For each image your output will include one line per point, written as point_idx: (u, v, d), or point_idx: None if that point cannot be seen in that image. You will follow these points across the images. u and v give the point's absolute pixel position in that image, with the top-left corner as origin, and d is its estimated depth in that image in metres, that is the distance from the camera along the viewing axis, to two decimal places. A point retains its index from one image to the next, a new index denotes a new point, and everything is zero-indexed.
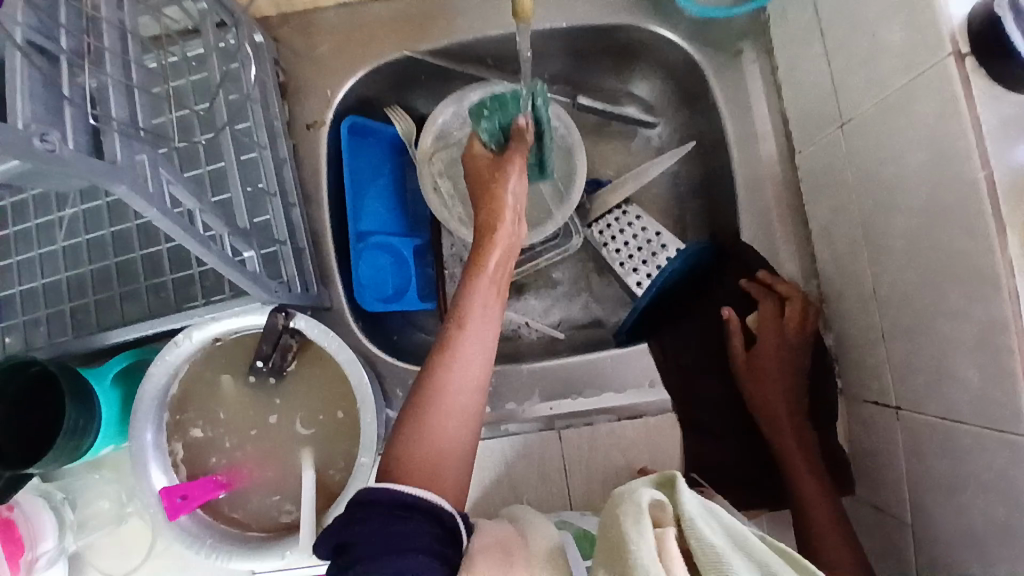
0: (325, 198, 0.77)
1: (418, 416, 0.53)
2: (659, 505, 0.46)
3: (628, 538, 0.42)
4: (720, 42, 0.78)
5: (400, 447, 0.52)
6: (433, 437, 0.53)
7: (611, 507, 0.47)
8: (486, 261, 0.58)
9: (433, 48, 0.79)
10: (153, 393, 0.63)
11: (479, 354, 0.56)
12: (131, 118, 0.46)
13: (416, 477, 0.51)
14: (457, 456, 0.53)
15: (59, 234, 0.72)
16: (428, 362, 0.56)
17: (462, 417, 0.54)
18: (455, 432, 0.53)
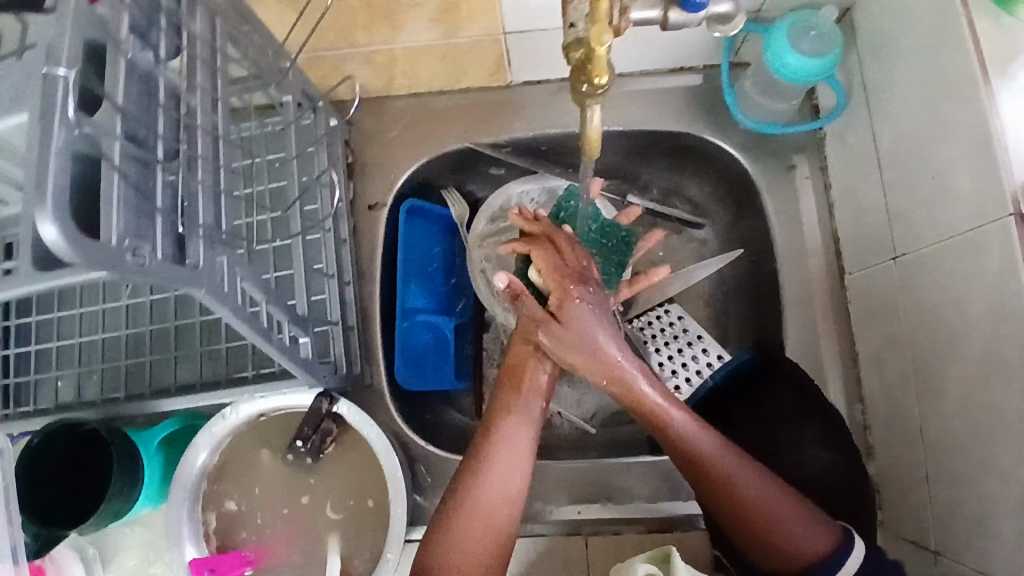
0: (377, 277, 0.80)
1: (456, 519, 0.59)
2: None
3: None
4: (777, 154, 0.79)
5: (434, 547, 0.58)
6: (477, 539, 0.59)
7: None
8: (525, 377, 0.66)
9: (493, 142, 0.83)
10: (193, 464, 0.64)
11: (516, 457, 0.62)
12: (214, 221, 0.49)
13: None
14: (501, 545, 0.60)
15: (124, 293, 0.75)
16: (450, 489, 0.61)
17: (503, 512, 0.60)
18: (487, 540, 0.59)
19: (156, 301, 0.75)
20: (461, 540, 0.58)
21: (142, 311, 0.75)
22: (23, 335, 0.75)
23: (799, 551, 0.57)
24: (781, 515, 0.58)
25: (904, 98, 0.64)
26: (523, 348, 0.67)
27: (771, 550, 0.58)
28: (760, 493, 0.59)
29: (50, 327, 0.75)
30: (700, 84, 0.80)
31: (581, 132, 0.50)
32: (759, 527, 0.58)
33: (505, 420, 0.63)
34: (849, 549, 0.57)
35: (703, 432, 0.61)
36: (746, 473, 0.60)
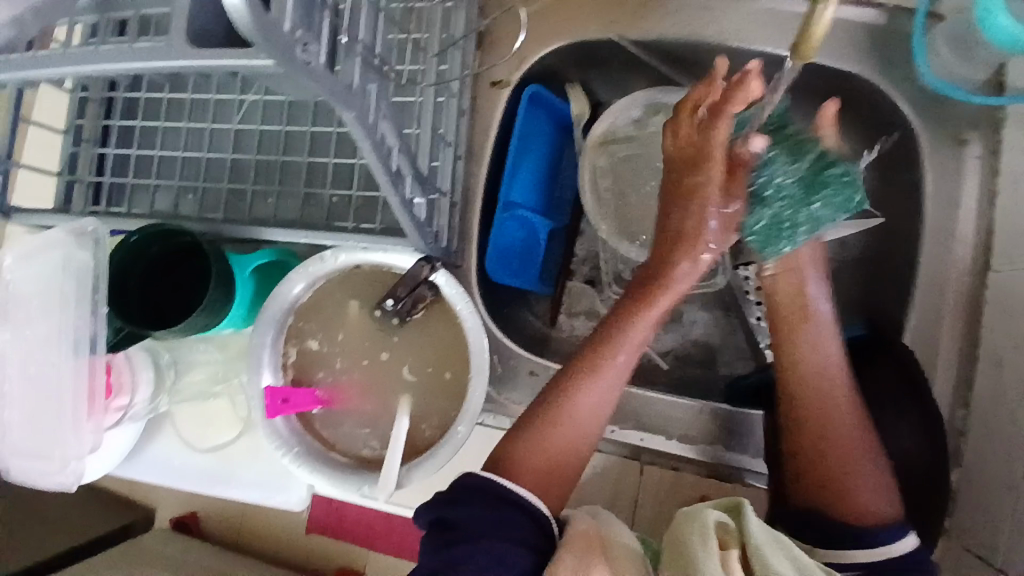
0: (486, 158, 0.76)
1: (558, 418, 0.58)
2: (725, 527, 0.51)
3: (695, 553, 0.48)
4: (950, 122, 0.70)
5: (512, 448, 0.58)
6: (560, 446, 0.58)
7: (678, 517, 0.53)
8: (650, 299, 0.59)
9: (640, 39, 0.76)
10: (285, 296, 0.65)
11: (626, 366, 0.60)
12: (369, 44, 0.46)
13: (529, 478, 0.56)
14: (578, 462, 0.59)
15: (235, 117, 0.73)
16: (560, 379, 0.60)
17: (597, 420, 0.59)
18: (564, 452, 0.58)
19: (264, 131, 0.73)
20: (544, 442, 0.57)
21: (250, 138, 0.73)
22: (126, 138, 0.75)
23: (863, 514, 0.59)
24: (868, 471, 0.60)
25: None
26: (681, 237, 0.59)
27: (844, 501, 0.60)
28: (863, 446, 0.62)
29: (155, 136, 0.75)
30: (884, 22, 0.71)
31: (803, 25, 0.44)
32: (839, 483, 0.60)
33: (620, 336, 0.59)
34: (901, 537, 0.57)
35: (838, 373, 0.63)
36: (863, 446, 0.61)
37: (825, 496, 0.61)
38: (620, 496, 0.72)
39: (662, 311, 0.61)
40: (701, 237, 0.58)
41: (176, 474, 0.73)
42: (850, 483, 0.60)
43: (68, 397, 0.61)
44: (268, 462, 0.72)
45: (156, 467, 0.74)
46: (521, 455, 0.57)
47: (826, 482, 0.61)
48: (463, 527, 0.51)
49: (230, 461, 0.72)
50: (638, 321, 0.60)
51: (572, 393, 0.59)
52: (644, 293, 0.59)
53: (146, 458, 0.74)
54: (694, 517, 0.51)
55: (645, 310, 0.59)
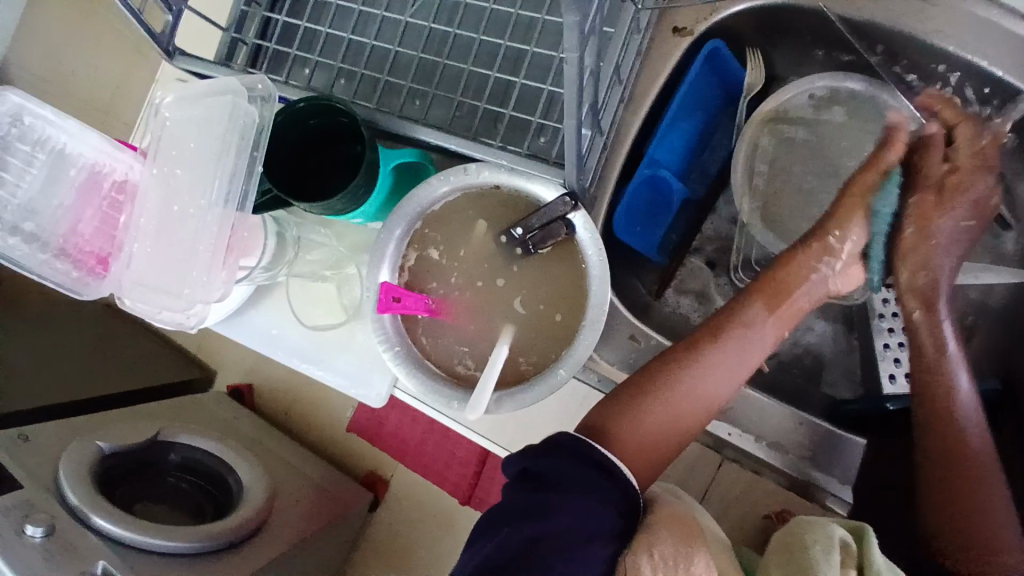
0: (645, 108, 0.72)
1: (667, 394, 0.62)
2: (846, 548, 0.50)
3: (817, 562, 0.48)
4: None
5: (615, 417, 0.61)
6: (668, 419, 0.62)
7: (796, 523, 0.53)
8: (773, 300, 0.67)
9: (849, 17, 0.67)
10: (421, 199, 0.66)
11: (740, 360, 0.64)
12: None
13: (641, 445, 0.61)
14: (682, 438, 0.63)
15: (408, 10, 0.72)
16: (674, 361, 0.63)
17: (706, 406, 0.63)
18: (669, 426, 0.62)
19: (432, 31, 0.72)
20: (648, 415, 0.61)
21: (417, 35, 0.72)
22: (297, 8, 0.76)
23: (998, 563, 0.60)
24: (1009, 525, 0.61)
25: None
26: (820, 245, 0.68)
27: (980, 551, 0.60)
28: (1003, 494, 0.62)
29: (324, 14, 0.75)
30: None
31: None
32: (983, 534, 0.60)
33: (735, 329, 0.65)
34: None
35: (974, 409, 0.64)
36: (994, 489, 0.61)
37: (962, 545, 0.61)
38: (692, 482, 0.71)
39: (775, 314, 0.67)
40: (834, 253, 0.69)
41: (271, 341, 0.76)
42: (982, 526, 0.61)
43: (204, 246, 0.63)
44: (361, 354, 0.74)
45: (255, 331, 0.76)
46: (629, 426, 0.61)
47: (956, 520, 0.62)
48: (556, 479, 0.54)
49: (325, 344, 0.74)
50: (757, 320, 0.66)
51: (688, 377, 0.62)
52: (763, 289, 0.67)
53: (248, 320, 0.77)
54: (818, 530, 0.50)
55: (761, 307, 0.66)
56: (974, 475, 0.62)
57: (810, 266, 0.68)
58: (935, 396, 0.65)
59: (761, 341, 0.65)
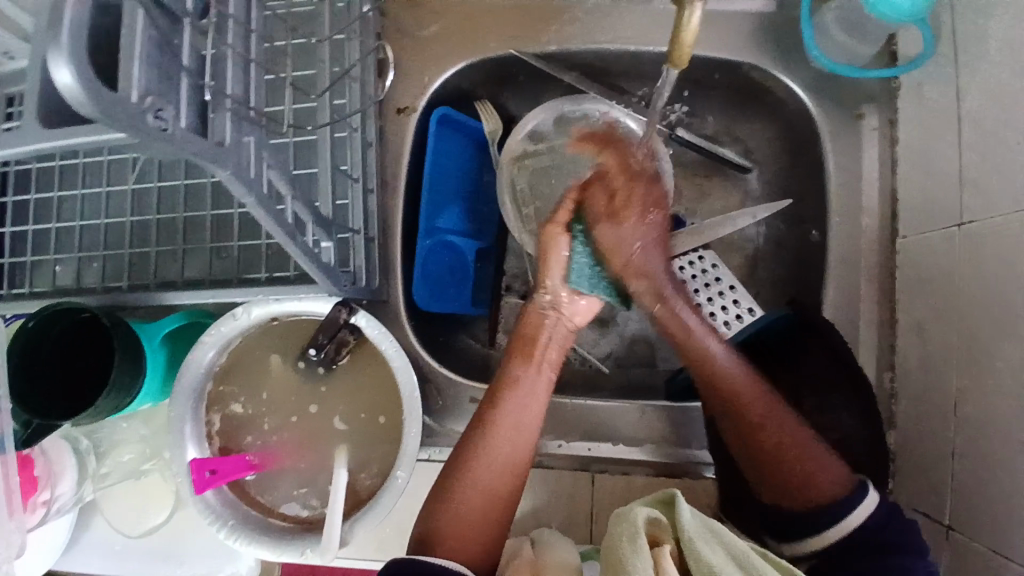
0: (401, 187, 0.74)
1: (465, 475, 0.58)
2: (657, 523, 0.50)
3: (628, 557, 0.46)
4: (844, 103, 0.72)
5: (429, 520, 0.58)
6: (476, 501, 0.58)
7: (611, 520, 0.51)
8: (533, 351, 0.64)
9: (541, 52, 0.75)
10: (199, 360, 0.62)
11: (524, 422, 0.60)
12: (242, 94, 0.44)
13: (456, 542, 0.56)
14: (502, 513, 0.59)
15: (130, 177, 0.69)
16: (463, 442, 0.61)
17: (514, 474, 0.60)
18: (480, 509, 0.58)
19: (163, 189, 0.69)
20: (457, 505, 0.57)
21: (149, 197, 0.69)
22: (20, 214, 0.69)
23: (825, 489, 0.58)
24: (823, 454, 0.60)
25: (999, 48, 0.58)
26: (540, 298, 0.66)
27: (800, 490, 0.59)
28: (792, 424, 0.61)
29: (50, 207, 0.69)
30: (774, 12, 0.73)
31: (675, 33, 0.49)
32: (796, 471, 0.59)
33: (507, 389, 0.62)
34: (857, 501, 0.57)
35: (737, 367, 0.63)
36: (782, 415, 0.61)
37: (787, 492, 0.59)
38: (577, 512, 0.71)
39: (544, 362, 0.64)
40: (553, 301, 0.66)
41: (116, 564, 0.69)
42: (802, 463, 0.59)
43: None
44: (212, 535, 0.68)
45: (95, 559, 0.69)
46: (447, 528, 0.57)
47: (770, 471, 0.60)
48: None
49: (170, 541, 0.69)
50: (526, 376, 0.62)
51: (477, 454, 0.59)
52: (522, 345, 0.64)
53: (82, 551, 0.70)
54: (624, 520, 0.49)
55: (524, 363, 0.63)
56: (759, 412, 0.61)
57: (542, 321, 0.65)
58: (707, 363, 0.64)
59: (538, 394, 0.62)
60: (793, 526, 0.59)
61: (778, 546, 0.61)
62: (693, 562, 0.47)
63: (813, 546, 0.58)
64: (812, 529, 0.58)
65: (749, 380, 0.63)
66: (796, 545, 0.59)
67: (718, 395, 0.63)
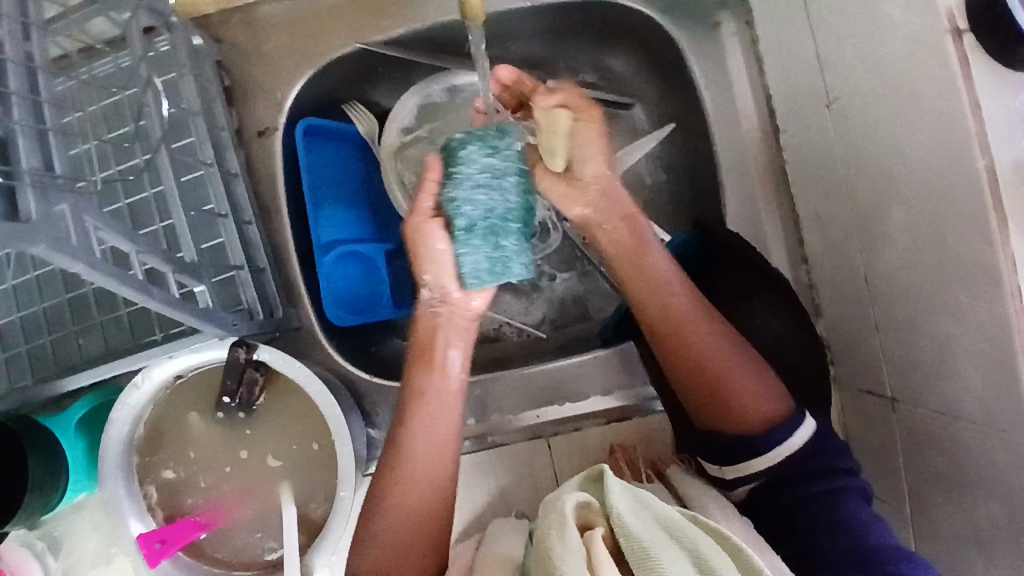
0: (285, 211, 0.72)
1: (386, 504, 0.56)
2: (587, 506, 0.48)
3: (553, 548, 0.44)
4: (697, 13, 0.71)
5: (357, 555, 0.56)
6: (400, 527, 0.56)
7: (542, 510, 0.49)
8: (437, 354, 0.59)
9: (388, 39, 0.73)
10: (117, 437, 0.60)
11: (435, 429, 0.57)
12: (43, 164, 0.42)
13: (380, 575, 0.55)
14: (430, 536, 0.56)
15: (7, 273, 0.65)
16: (382, 465, 0.58)
17: (436, 483, 0.57)
18: (402, 536, 0.55)
19: (44, 275, 0.66)
20: (378, 534, 0.56)
21: (31, 288, 0.66)
22: None
23: (745, 409, 0.57)
24: (743, 367, 0.58)
25: None
26: (424, 297, 0.58)
27: (731, 410, 0.57)
28: (708, 337, 0.59)
29: None
30: None
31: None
32: (724, 390, 0.58)
33: (417, 405, 0.58)
34: (792, 430, 0.57)
35: (687, 292, 0.61)
36: (735, 354, 0.59)
37: (716, 419, 0.58)
38: (542, 481, 0.72)
39: (451, 365, 0.59)
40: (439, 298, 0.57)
41: None
42: (725, 380, 0.58)
43: None
44: None
45: None
46: (373, 556, 0.55)
47: (704, 387, 0.58)
48: None
49: None
50: (432, 385, 0.58)
51: (397, 478, 0.56)
52: (421, 352, 0.59)
53: None
54: (551, 510, 0.47)
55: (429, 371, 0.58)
56: (691, 334, 0.59)
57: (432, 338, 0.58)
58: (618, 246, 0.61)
59: (443, 401, 0.58)
60: (735, 449, 0.57)
61: (721, 475, 0.59)
62: (624, 539, 0.45)
63: (760, 466, 0.57)
64: (747, 453, 0.57)
65: (693, 304, 0.60)
66: (739, 468, 0.58)
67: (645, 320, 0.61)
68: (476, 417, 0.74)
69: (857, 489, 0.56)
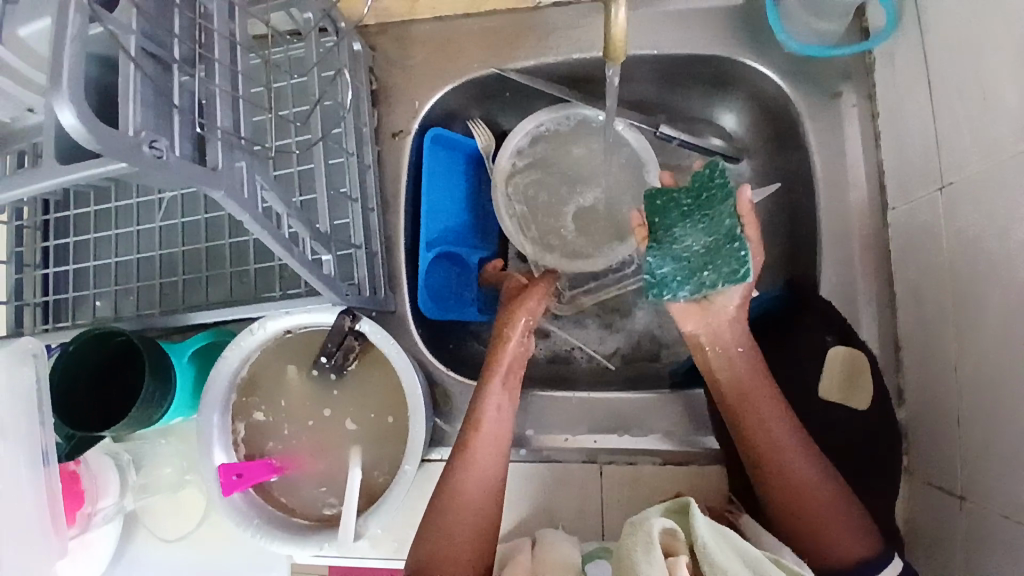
0: (400, 205, 0.79)
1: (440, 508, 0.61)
2: (672, 532, 0.50)
3: (637, 566, 0.47)
4: (819, 82, 0.74)
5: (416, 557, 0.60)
6: (461, 531, 0.60)
7: (626, 530, 0.52)
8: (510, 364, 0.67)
9: (523, 68, 0.80)
10: (225, 374, 0.67)
11: (495, 458, 0.63)
12: (233, 126, 0.47)
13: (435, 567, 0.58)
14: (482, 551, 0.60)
15: (157, 216, 0.77)
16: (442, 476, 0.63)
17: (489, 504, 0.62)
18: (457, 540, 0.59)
19: (187, 224, 0.77)
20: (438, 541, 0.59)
21: (174, 232, 0.77)
22: (63, 255, 0.77)
23: (847, 548, 0.59)
24: (843, 519, 0.59)
25: (959, 5, 0.58)
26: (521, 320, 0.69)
27: (822, 549, 0.59)
28: (809, 473, 0.60)
29: (88, 248, 0.78)
30: (743, 4, 0.75)
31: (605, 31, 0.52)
32: (813, 518, 0.59)
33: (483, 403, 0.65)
34: (880, 567, 0.58)
35: (769, 399, 0.63)
36: (817, 467, 0.61)
37: (806, 543, 0.60)
38: (588, 506, 0.72)
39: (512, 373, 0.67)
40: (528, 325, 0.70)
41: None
42: (823, 511, 0.59)
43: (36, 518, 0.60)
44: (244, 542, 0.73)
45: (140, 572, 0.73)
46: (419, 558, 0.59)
47: (794, 510, 0.60)
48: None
49: (204, 551, 0.72)
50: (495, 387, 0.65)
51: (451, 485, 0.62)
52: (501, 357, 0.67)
53: (130, 564, 0.73)
54: (639, 528, 0.50)
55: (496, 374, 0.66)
56: (777, 433, 0.61)
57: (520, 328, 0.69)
58: (730, 379, 0.64)
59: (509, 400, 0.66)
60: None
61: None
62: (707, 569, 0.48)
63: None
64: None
65: (785, 420, 0.63)
66: None
67: (751, 450, 0.62)
68: (536, 428, 0.75)
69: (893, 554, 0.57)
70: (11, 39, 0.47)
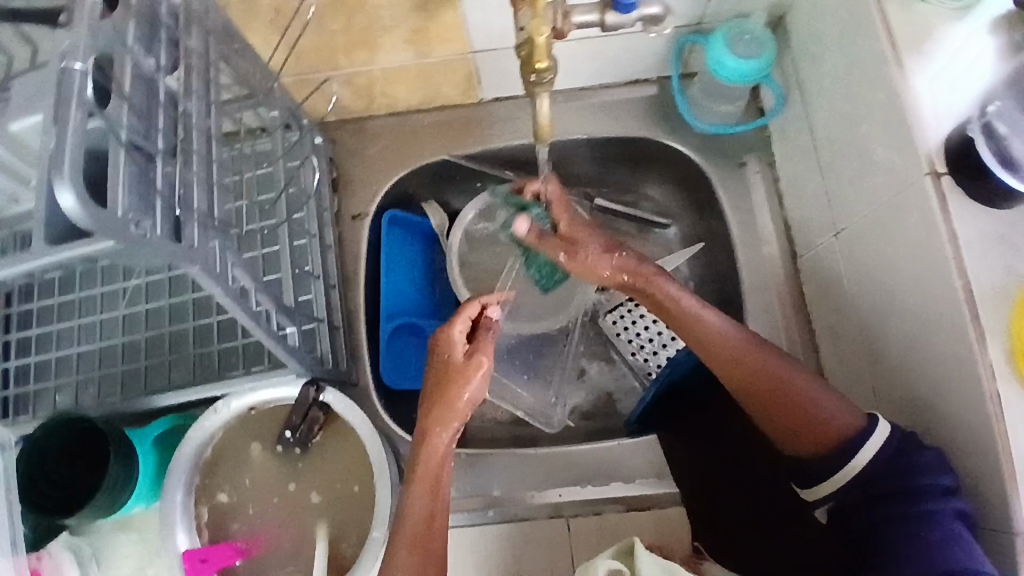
0: (360, 281, 0.84)
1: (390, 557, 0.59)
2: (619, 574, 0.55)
3: None
4: (728, 155, 0.85)
5: None
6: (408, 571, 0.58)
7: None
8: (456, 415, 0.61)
9: (467, 153, 0.89)
10: (189, 454, 0.67)
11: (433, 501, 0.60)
12: (207, 209, 0.53)
13: None
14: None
15: (122, 303, 0.79)
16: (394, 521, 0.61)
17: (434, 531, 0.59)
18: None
19: (151, 310, 0.79)
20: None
21: (138, 318, 0.79)
22: (20, 347, 0.78)
23: (835, 431, 0.60)
24: (813, 389, 0.61)
25: (828, 86, 0.70)
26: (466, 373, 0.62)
27: (812, 432, 0.60)
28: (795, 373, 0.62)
29: (49, 340, 0.78)
30: (655, 93, 0.87)
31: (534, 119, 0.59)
32: (801, 416, 0.61)
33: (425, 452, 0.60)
34: (868, 434, 0.58)
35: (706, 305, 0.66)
36: (775, 359, 0.63)
37: (801, 441, 0.61)
38: (559, 560, 0.73)
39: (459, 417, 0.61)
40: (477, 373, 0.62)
41: None
42: (796, 398, 0.61)
43: None
44: None
45: None
46: None
47: (768, 404, 0.62)
48: None
49: None
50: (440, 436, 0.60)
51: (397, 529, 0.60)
52: (440, 409, 0.60)
53: None
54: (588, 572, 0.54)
55: (440, 426, 0.60)
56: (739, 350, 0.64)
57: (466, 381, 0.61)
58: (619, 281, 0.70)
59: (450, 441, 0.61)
60: (812, 469, 0.60)
61: (805, 496, 0.62)
62: None
63: (828, 491, 0.60)
64: (827, 471, 0.59)
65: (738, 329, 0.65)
66: (816, 492, 0.61)
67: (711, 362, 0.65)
68: (502, 487, 0.76)
69: (948, 509, 0.53)
70: (2, 134, 0.52)
